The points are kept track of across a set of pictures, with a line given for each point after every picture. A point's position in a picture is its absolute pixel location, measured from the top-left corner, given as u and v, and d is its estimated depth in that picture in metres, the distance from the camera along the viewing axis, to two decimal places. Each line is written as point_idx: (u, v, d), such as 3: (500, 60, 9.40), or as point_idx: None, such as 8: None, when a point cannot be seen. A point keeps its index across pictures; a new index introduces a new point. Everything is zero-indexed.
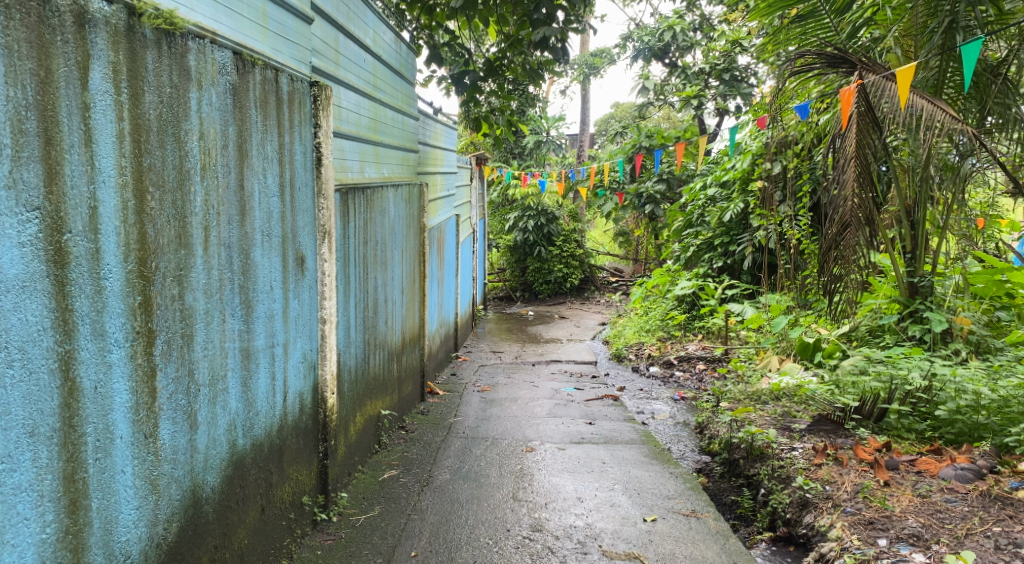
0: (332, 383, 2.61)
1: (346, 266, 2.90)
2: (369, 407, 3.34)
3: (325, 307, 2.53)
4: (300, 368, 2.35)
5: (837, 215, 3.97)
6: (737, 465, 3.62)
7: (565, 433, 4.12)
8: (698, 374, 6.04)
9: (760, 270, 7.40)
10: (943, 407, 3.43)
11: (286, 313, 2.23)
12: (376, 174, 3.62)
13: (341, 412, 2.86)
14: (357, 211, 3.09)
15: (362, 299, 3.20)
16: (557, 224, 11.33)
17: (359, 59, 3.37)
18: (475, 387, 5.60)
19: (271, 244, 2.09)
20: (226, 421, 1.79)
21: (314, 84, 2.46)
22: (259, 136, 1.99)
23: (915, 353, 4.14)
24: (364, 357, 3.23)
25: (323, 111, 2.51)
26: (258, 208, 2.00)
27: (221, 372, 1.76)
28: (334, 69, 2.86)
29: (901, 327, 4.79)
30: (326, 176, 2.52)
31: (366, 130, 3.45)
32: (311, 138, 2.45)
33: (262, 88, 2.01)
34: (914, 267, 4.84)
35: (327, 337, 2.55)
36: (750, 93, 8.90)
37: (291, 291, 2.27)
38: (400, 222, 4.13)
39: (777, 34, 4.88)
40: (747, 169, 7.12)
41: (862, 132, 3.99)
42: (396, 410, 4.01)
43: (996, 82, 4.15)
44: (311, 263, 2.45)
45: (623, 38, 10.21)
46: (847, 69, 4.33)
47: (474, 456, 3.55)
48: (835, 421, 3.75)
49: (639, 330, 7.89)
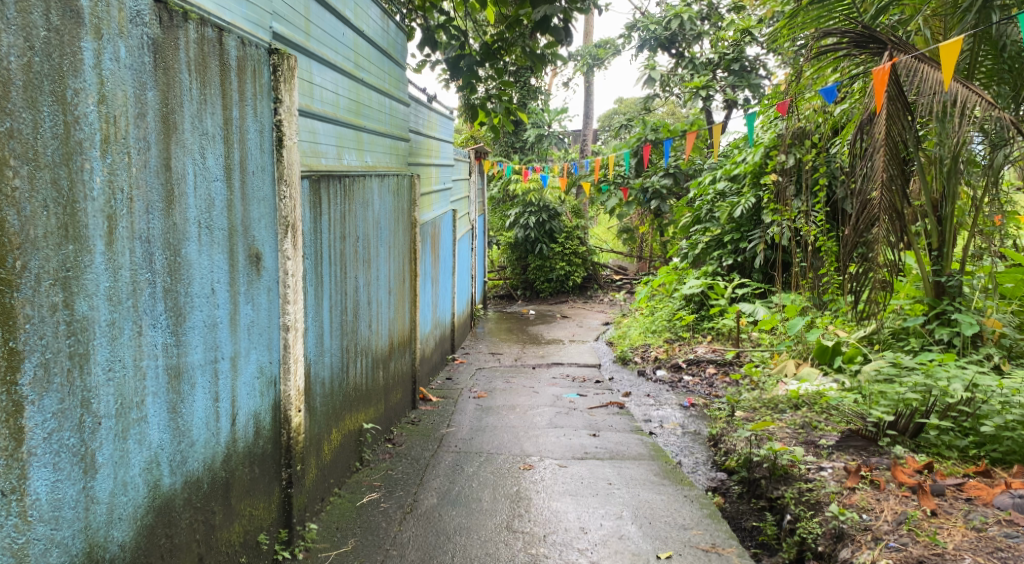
0: (298, 400, 2.25)
1: (318, 264, 2.55)
2: (348, 422, 2.99)
3: (288, 313, 2.18)
4: (255, 385, 2.00)
5: (864, 210, 3.61)
6: (757, 485, 3.25)
7: (567, 447, 3.75)
8: (708, 379, 5.69)
9: (773, 268, 7.03)
10: (989, 423, 3.08)
11: (237, 321, 1.88)
12: (357, 163, 3.27)
13: (312, 432, 2.52)
14: (332, 202, 2.75)
15: (340, 301, 2.86)
16: (560, 221, 11.00)
17: (338, 32, 3.01)
18: (471, 393, 5.25)
19: (215, 239, 1.74)
20: (143, 458, 1.45)
21: (273, 52, 2.10)
22: (196, 108, 1.64)
23: (949, 358, 3.74)
24: (341, 366, 2.88)
25: (287, 84, 2.15)
26: (196, 194, 1.65)
27: (135, 399, 1.42)
28: (305, 41, 2.51)
29: (928, 330, 4.40)
30: (290, 160, 2.16)
31: (345, 112, 3.09)
32: (270, 115, 2.09)
33: (199, 47, 1.65)
34: (940, 266, 4.47)
35: (291, 347, 2.19)
36: (760, 85, 8.54)
37: (242, 295, 1.92)
38: (387, 215, 3.77)
39: (793, 18, 4.46)
40: (759, 162, 6.73)
41: (893, 119, 3.62)
42: (381, 421, 3.65)
43: None
44: (269, 262, 2.09)
45: (628, 28, 9.83)
46: (876, 50, 3.94)
47: (466, 476, 3.20)
48: (868, 437, 3.32)
49: (644, 331, 7.52)
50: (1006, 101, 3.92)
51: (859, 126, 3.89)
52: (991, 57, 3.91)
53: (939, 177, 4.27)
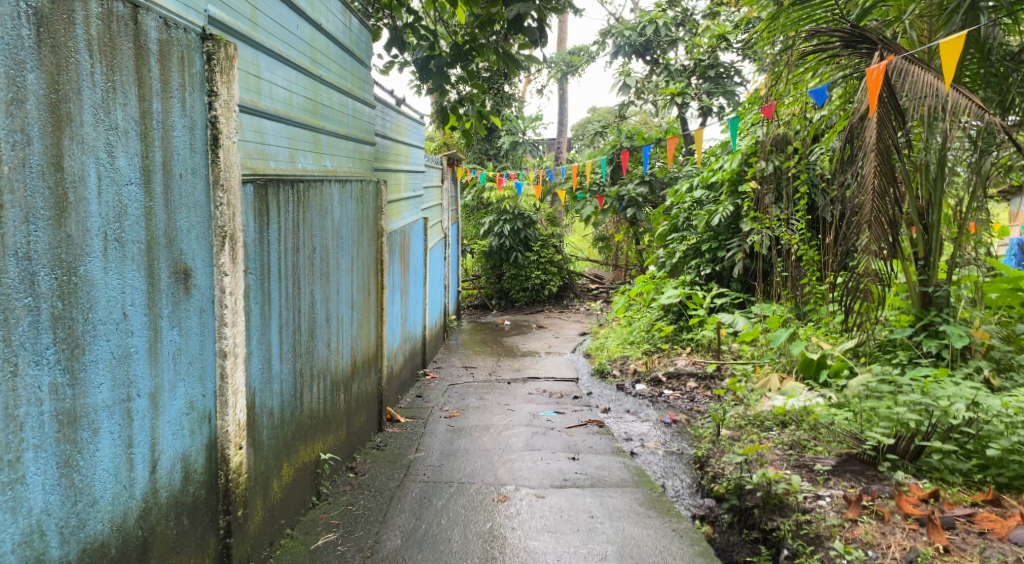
0: (238, 437, 1.97)
1: (264, 280, 2.28)
2: (302, 453, 2.72)
3: (225, 337, 1.89)
4: (183, 424, 1.72)
5: (856, 220, 3.38)
6: (748, 515, 3.01)
7: (544, 473, 3.49)
8: (689, 393, 5.47)
9: (753, 278, 6.83)
10: (995, 445, 2.87)
11: (160, 351, 1.60)
12: (315, 167, 3.00)
13: (258, 469, 2.25)
14: (283, 210, 2.48)
15: (292, 320, 2.59)
16: (535, 229, 10.80)
17: (292, 24, 2.73)
18: (443, 411, 4.97)
19: (129, 254, 1.46)
20: (18, 530, 1.21)
21: (206, 38, 1.82)
22: (103, 97, 1.37)
23: (944, 375, 3.53)
24: (293, 393, 2.61)
25: (224, 76, 1.87)
26: (102, 200, 1.37)
27: (4, 456, 1.18)
28: (252, 30, 2.24)
29: (915, 342, 4.19)
30: (227, 163, 1.89)
31: (299, 111, 2.81)
32: (204, 109, 1.81)
33: (104, 23, 1.37)
34: (927, 274, 4.26)
35: (229, 377, 1.92)
36: (735, 92, 8.38)
37: (166, 318, 1.63)
38: (349, 224, 3.50)
39: (773, 21, 4.22)
40: (737, 169, 6.55)
41: (884, 122, 3.37)
42: (342, 449, 3.37)
43: (1019, 70, 3.55)
44: (201, 279, 1.81)
45: (602, 35, 9.66)
46: (867, 50, 3.75)
47: (434, 511, 2.93)
48: (866, 461, 3.10)
49: (621, 342, 7.28)
50: (993, 107, 3.65)
51: (848, 128, 3.59)
52: (976, 60, 3.70)
53: (924, 184, 4.09)
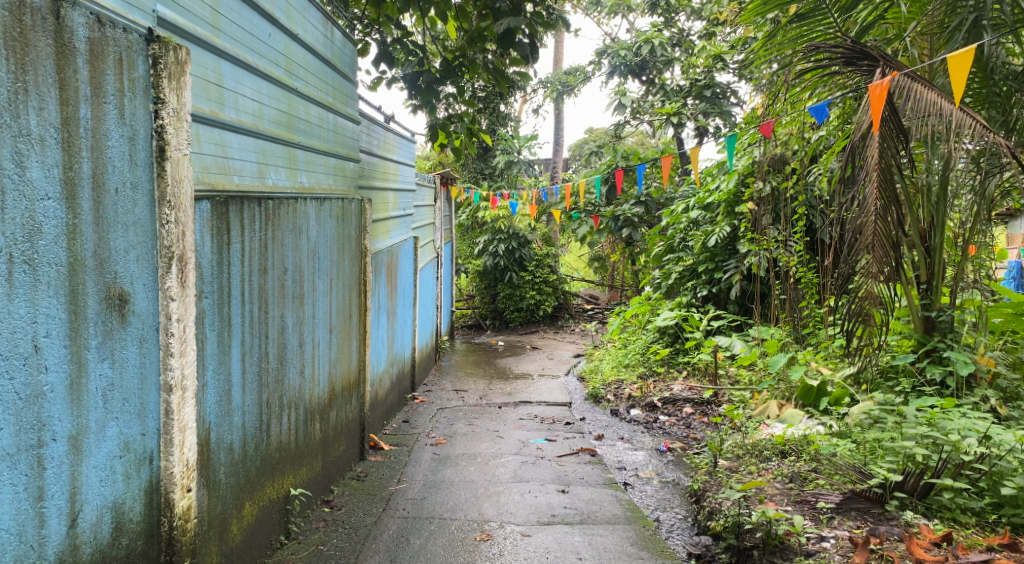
0: (187, 478, 1.79)
1: (222, 305, 2.11)
2: (268, 490, 2.54)
3: (171, 370, 1.71)
4: (116, 466, 1.54)
5: (858, 243, 3.20)
6: (747, 556, 2.80)
7: (532, 508, 3.30)
8: (685, 420, 5.28)
9: (750, 300, 6.65)
10: (1010, 484, 2.68)
11: (85, 386, 1.44)
12: (289, 184, 2.84)
13: (213, 512, 2.06)
14: (248, 229, 2.31)
15: (258, 346, 2.41)
16: (529, 248, 10.64)
17: (263, 33, 2.58)
18: (429, 439, 4.77)
19: (42, 278, 1.33)
20: None
21: (152, 40, 1.65)
22: (8, 98, 1.25)
23: (951, 404, 3.35)
24: (258, 425, 2.43)
25: (174, 82, 1.70)
26: (6, 216, 1.25)
27: None
28: (212, 35, 2.09)
29: (918, 369, 4.00)
30: (176, 178, 1.71)
31: (271, 124, 2.66)
32: (148, 118, 1.64)
33: (8, 16, 1.24)
34: (930, 299, 4.08)
35: (176, 413, 1.74)
36: (732, 112, 8.26)
37: (97, 350, 1.47)
38: (328, 243, 3.33)
39: (770, 39, 4.07)
40: (734, 190, 6.42)
41: (887, 142, 3.20)
42: (316, 483, 3.18)
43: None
44: (143, 305, 1.63)
45: (598, 54, 9.56)
46: (868, 66, 3.57)
47: (412, 552, 2.75)
48: (872, 499, 2.91)
49: (616, 366, 7.09)
50: (997, 127, 3.49)
51: (848, 147, 3.40)
52: (979, 80, 3.54)
53: (926, 206, 3.94)
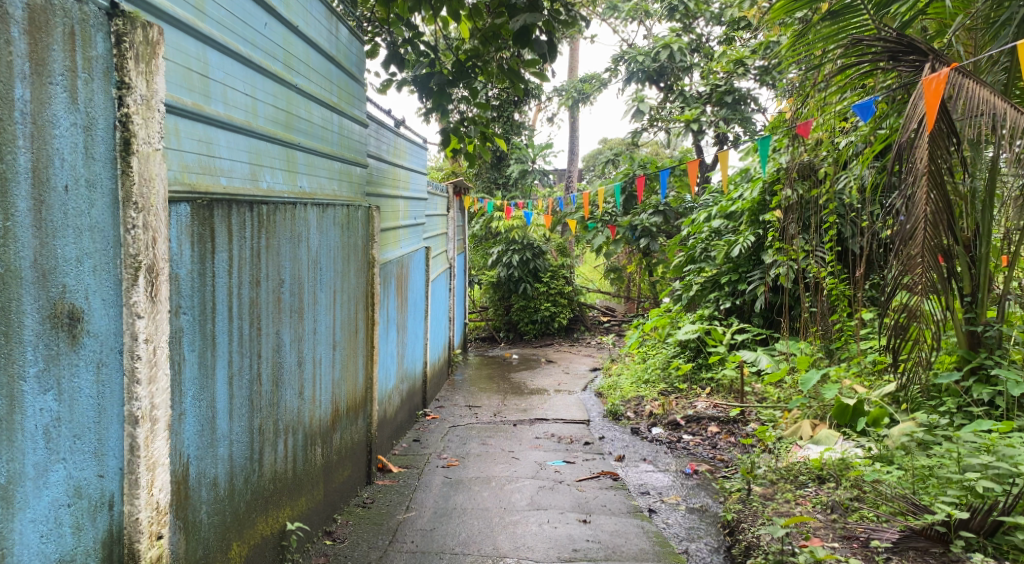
0: (157, 524, 1.54)
1: (204, 321, 1.86)
2: (260, 527, 2.28)
3: (138, 401, 1.45)
4: (58, 514, 1.30)
5: (901, 252, 2.84)
6: None
7: (551, 540, 3.03)
8: (711, 439, 4.98)
9: (776, 313, 6.31)
10: None
11: (19, 423, 1.22)
12: (287, 188, 2.60)
13: (191, 557, 1.81)
14: (237, 237, 2.06)
15: (249, 367, 2.16)
16: (544, 259, 10.39)
17: (257, 22, 2.35)
18: (441, 460, 4.50)
19: None
20: None
21: (115, 15, 1.40)
22: None
23: (1009, 428, 3.00)
24: (248, 455, 2.18)
25: (143, 64, 1.45)
26: None
27: None
28: (196, 19, 1.87)
29: (964, 388, 3.63)
30: (144, 175, 1.46)
31: (265, 121, 2.41)
32: (112, 105, 1.39)
33: None
34: (975, 312, 3.68)
35: (145, 447, 1.48)
36: (752, 119, 7.95)
37: (36, 377, 1.25)
38: (331, 253, 3.09)
39: (799, 38, 3.69)
40: (758, 199, 6.13)
41: (938, 142, 2.80)
42: (317, 514, 2.91)
43: None
44: (104, 324, 1.39)
45: (615, 60, 9.30)
46: (915, 61, 3.16)
47: None
48: (933, 537, 2.60)
49: (636, 381, 6.77)
50: None
51: (894, 149, 2.99)
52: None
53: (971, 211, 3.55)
